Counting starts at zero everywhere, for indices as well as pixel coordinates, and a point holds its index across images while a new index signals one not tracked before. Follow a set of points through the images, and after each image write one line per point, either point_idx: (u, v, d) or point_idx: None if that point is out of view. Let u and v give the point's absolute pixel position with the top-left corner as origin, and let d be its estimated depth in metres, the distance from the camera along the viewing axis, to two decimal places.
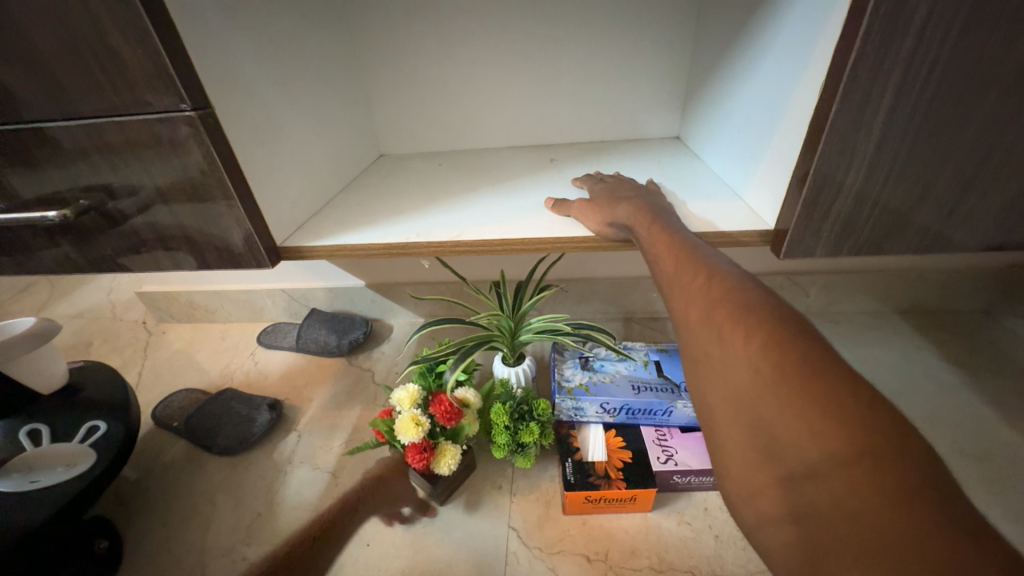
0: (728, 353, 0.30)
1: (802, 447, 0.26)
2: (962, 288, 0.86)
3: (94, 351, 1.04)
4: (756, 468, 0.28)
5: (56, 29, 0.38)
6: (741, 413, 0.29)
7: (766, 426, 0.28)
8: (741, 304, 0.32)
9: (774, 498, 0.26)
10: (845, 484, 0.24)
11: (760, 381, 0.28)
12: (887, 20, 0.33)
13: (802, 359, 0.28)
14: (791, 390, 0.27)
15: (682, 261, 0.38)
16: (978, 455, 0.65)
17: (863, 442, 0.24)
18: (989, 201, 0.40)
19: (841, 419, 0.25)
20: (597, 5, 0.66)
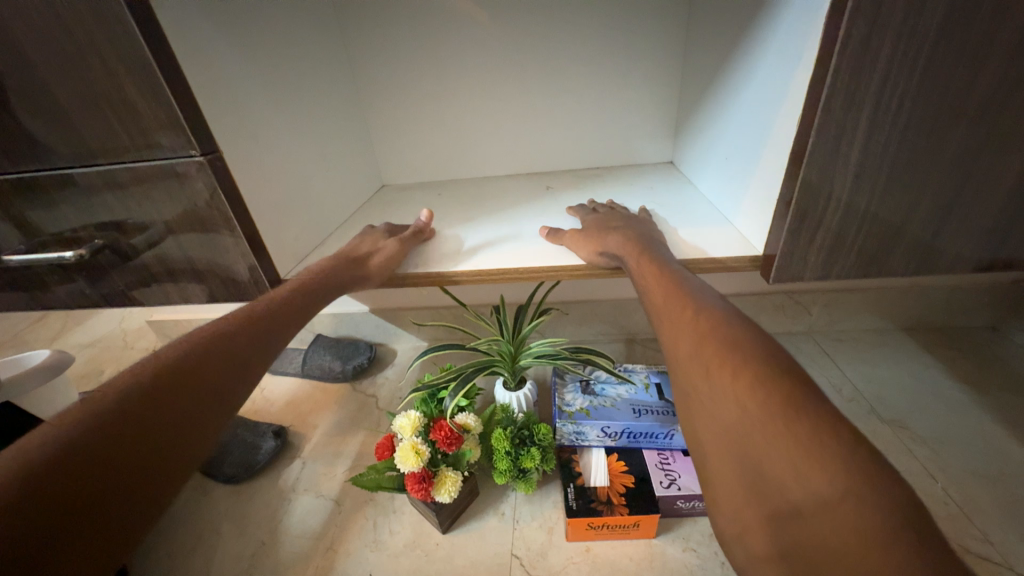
0: (717, 390, 0.32)
1: (788, 486, 0.27)
2: (966, 304, 0.86)
3: (106, 380, 1.06)
4: (744, 505, 0.28)
5: (78, 84, 0.41)
6: (730, 449, 0.30)
7: (753, 464, 0.29)
8: (727, 339, 0.34)
9: (763, 536, 0.27)
10: (829, 524, 0.25)
11: (747, 418, 0.29)
12: (854, 59, 0.34)
13: (785, 398, 0.29)
14: (776, 428, 0.28)
15: (671, 299, 0.40)
16: (989, 475, 0.64)
17: (846, 481, 0.25)
18: (970, 225, 0.41)
19: (822, 458, 0.26)
20: (587, 42, 0.70)
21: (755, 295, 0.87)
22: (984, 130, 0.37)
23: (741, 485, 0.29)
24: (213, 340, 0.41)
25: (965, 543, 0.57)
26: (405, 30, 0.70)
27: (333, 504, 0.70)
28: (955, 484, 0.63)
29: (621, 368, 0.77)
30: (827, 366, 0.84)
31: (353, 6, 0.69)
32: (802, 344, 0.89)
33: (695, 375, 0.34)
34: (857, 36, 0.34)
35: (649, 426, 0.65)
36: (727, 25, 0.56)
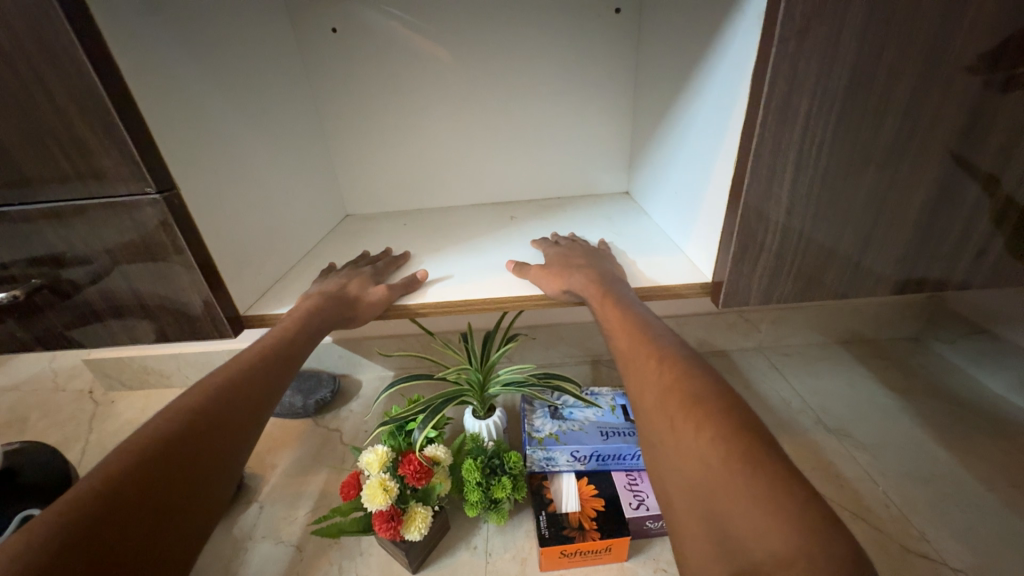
0: (681, 442, 0.34)
1: (748, 543, 0.28)
2: (892, 318, 0.94)
3: (32, 428, 0.96)
4: (714, 562, 0.29)
5: (21, 122, 0.39)
6: (699, 506, 0.32)
7: (720, 519, 0.30)
8: (690, 390, 0.37)
9: None
10: None
11: (709, 473, 0.31)
12: (777, 114, 0.39)
13: (745, 454, 0.31)
14: (738, 482, 0.30)
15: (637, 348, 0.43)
16: (921, 476, 0.70)
17: (799, 540, 0.26)
18: (885, 252, 0.46)
19: (779, 515, 0.28)
20: (546, 80, 0.74)
21: (709, 315, 0.92)
22: (890, 173, 0.42)
23: (708, 538, 0.30)
24: (206, 401, 0.41)
25: (906, 542, 0.61)
26: (369, 66, 0.72)
27: (295, 550, 0.66)
28: (894, 486, 0.69)
29: (589, 391, 0.79)
30: (777, 379, 0.90)
31: (316, 42, 0.70)
32: (753, 360, 0.95)
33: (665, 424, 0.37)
34: (779, 95, 0.38)
35: (616, 447, 0.67)
36: (671, 72, 0.61)
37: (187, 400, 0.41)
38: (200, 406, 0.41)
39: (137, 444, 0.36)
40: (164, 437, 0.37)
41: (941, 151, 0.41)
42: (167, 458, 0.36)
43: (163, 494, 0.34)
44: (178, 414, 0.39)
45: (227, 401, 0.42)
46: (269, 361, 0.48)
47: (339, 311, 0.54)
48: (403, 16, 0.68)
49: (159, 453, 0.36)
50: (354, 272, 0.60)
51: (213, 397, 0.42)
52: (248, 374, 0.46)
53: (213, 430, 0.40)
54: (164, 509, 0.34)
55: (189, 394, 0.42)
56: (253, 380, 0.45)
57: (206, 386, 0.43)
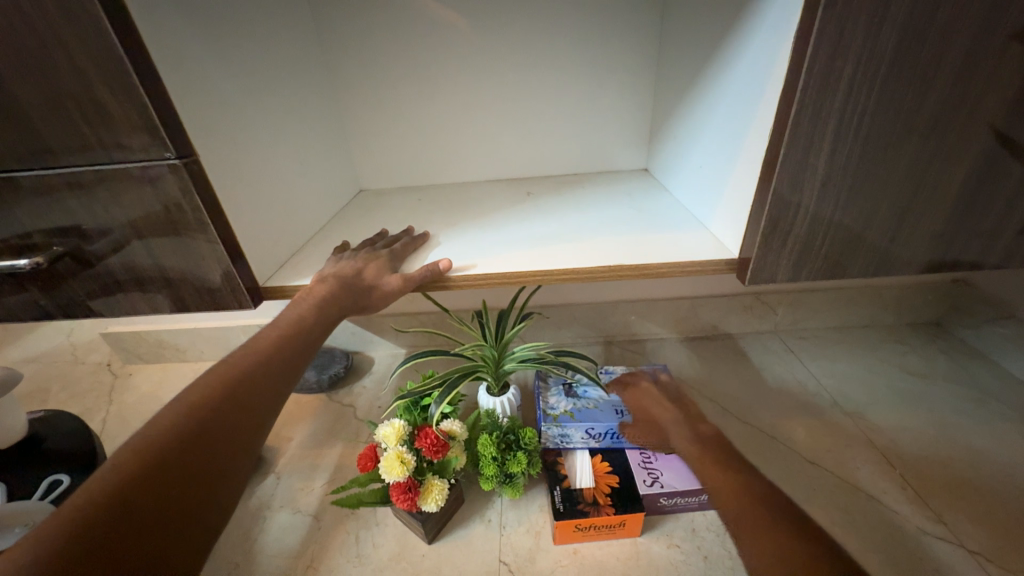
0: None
1: None
2: (914, 302, 0.93)
3: (53, 399, 0.99)
4: None
5: (38, 82, 0.38)
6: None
7: None
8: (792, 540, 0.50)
9: None
10: None
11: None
12: (820, 79, 0.37)
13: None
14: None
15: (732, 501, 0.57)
16: (939, 461, 0.69)
17: None
18: (922, 229, 0.45)
19: None
20: (566, 49, 0.71)
21: (726, 297, 0.91)
22: (933, 143, 0.40)
23: None
24: (211, 397, 0.40)
25: (922, 525, 0.61)
26: (385, 36, 0.70)
27: (313, 520, 0.68)
28: (911, 470, 0.68)
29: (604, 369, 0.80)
30: (792, 362, 0.89)
31: (330, 8, 0.67)
32: (768, 343, 0.94)
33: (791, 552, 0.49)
34: (823, 56, 0.36)
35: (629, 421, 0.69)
36: (700, 40, 0.58)
37: (192, 395, 0.40)
38: (206, 403, 0.40)
39: (141, 443, 0.35)
40: (169, 437, 0.36)
41: (990, 122, 0.39)
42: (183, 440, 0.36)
43: (173, 498, 0.34)
44: (184, 412, 0.38)
45: (233, 398, 0.41)
46: (274, 356, 0.46)
47: (352, 291, 0.53)
48: None
49: (170, 452, 0.35)
50: (371, 253, 0.58)
51: (219, 394, 0.41)
52: (253, 370, 0.44)
53: (221, 429, 0.39)
54: (172, 515, 0.34)
55: (198, 385, 0.41)
56: (258, 377, 0.44)
57: (211, 380, 0.42)
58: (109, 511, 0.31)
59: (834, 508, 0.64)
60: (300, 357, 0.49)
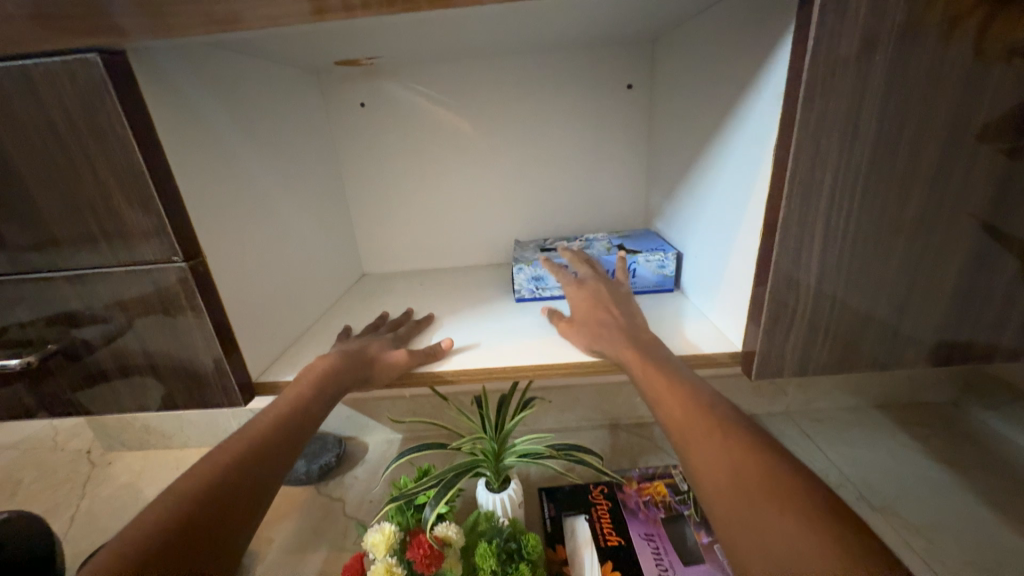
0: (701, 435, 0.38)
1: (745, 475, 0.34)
2: (926, 381, 0.90)
3: (23, 491, 0.92)
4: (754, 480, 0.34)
5: (62, 193, 0.40)
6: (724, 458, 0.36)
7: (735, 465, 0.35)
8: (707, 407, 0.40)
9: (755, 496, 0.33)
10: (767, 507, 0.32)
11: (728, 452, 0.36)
12: (802, 186, 0.39)
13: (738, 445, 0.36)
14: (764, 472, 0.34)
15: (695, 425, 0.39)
16: (989, 567, 0.62)
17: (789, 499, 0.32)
18: (924, 321, 0.44)
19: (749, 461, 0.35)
20: (561, 144, 0.77)
21: (734, 378, 0.89)
22: (920, 242, 0.41)
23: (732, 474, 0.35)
24: (202, 486, 0.38)
25: None
26: (394, 136, 0.76)
27: None
28: None
29: (584, 241, 0.74)
30: (810, 450, 0.84)
31: (346, 114, 0.74)
32: (783, 427, 0.89)
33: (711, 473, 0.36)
34: (802, 169, 0.39)
35: None
36: (686, 140, 0.63)
37: (181, 486, 0.38)
38: (195, 493, 0.37)
39: (127, 544, 0.33)
40: (156, 533, 0.34)
41: (972, 223, 0.41)
42: (172, 532, 0.34)
43: None
44: (173, 509, 0.36)
45: (227, 484, 0.39)
46: (248, 473, 0.40)
47: (347, 381, 0.51)
48: (428, 92, 0.73)
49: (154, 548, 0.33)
50: (374, 335, 0.58)
51: (195, 510, 0.36)
52: (233, 476, 0.39)
53: (210, 519, 0.36)
54: None
55: (193, 471, 0.39)
56: (240, 485, 0.39)
57: (185, 491, 0.37)
58: None
59: None
60: (300, 438, 0.46)
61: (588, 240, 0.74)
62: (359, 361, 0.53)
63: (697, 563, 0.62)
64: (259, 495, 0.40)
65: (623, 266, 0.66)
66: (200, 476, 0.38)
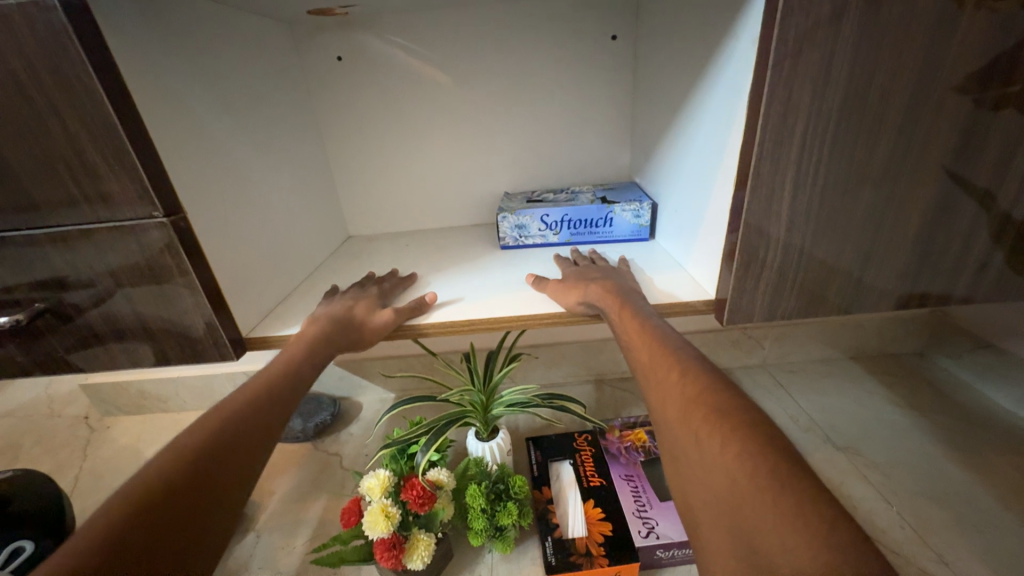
0: (663, 375, 0.41)
1: (689, 406, 0.37)
2: (894, 333, 0.94)
3: (25, 455, 0.94)
4: (695, 410, 0.37)
5: (31, 147, 0.39)
6: (677, 394, 0.39)
7: (684, 398, 0.38)
8: (673, 350, 0.43)
9: (695, 422, 0.36)
10: (700, 431, 0.35)
11: (681, 387, 0.39)
12: (775, 134, 0.40)
13: (693, 382, 0.39)
14: (705, 402, 0.37)
15: (673, 389, 0.40)
16: (936, 496, 0.68)
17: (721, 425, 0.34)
18: (887, 268, 0.47)
19: (697, 394, 0.38)
20: (545, 99, 0.75)
21: (713, 332, 0.92)
22: (886, 189, 0.43)
23: (680, 406, 0.38)
24: (202, 439, 0.39)
25: (923, 565, 0.59)
26: (373, 92, 0.74)
27: None
28: (908, 507, 0.67)
29: (568, 193, 0.76)
30: (783, 398, 0.89)
31: (322, 69, 0.72)
32: (758, 378, 0.94)
33: (665, 406, 0.40)
34: (775, 115, 0.39)
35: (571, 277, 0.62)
36: (668, 93, 0.62)
37: (182, 439, 0.39)
38: (196, 445, 0.39)
39: (136, 487, 0.35)
40: (161, 479, 0.35)
41: (936, 170, 0.42)
42: (178, 476, 0.36)
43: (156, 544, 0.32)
44: (175, 458, 0.37)
45: (226, 437, 0.41)
46: (241, 436, 0.41)
47: (322, 353, 0.52)
48: (407, 44, 0.71)
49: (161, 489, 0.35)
50: (360, 292, 0.59)
51: (196, 459, 0.38)
52: (232, 430, 0.41)
53: (212, 466, 0.38)
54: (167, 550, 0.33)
55: (193, 427, 0.41)
56: (238, 436, 0.41)
57: (184, 444, 0.39)
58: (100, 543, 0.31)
59: None
60: (292, 396, 0.48)
61: (571, 191, 0.76)
62: (348, 319, 0.54)
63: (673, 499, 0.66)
64: (259, 447, 0.42)
65: (602, 216, 0.69)
66: (200, 431, 0.40)
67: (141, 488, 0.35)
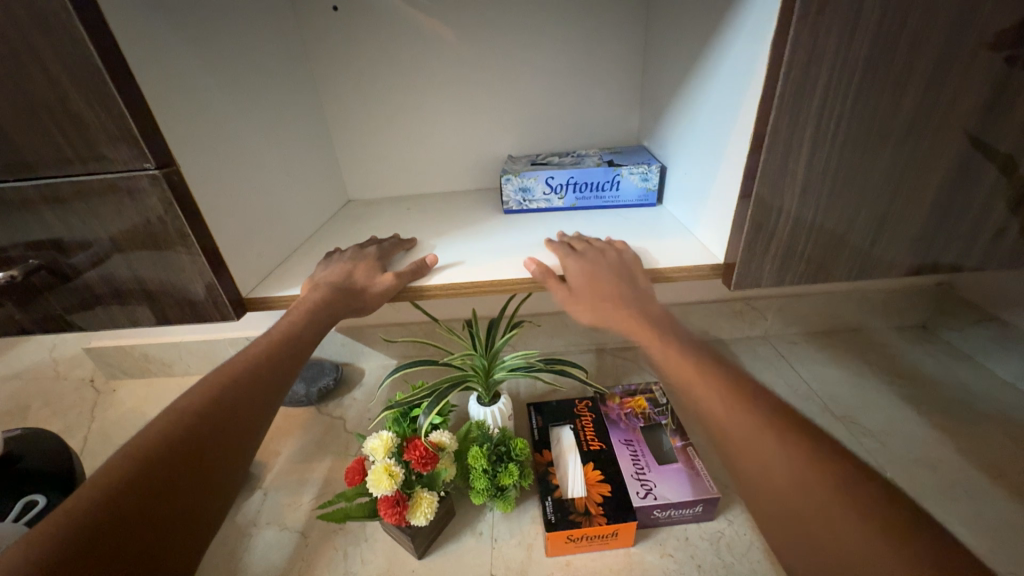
0: (726, 404, 0.42)
1: (767, 440, 0.39)
2: (900, 305, 0.93)
3: (34, 416, 0.96)
4: (775, 445, 0.38)
5: (11, 93, 0.38)
6: (748, 425, 0.40)
7: (758, 431, 0.39)
8: (728, 380, 0.45)
9: (778, 458, 0.37)
10: (784, 468, 0.37)
11: (750, 419, 0.40)
12: (796, 85, 0.38)
13: (762, 415, 0.41)
14: (784, 437, 0.38)
15: (740, 419, 0.41)
16: (931, 463, 0.69)
17: (808, 464, 0.36)
18: (902, 233, 0.45)
19: (772, 429, 0.39)
20: (552, 56, 0.72)
21: (717, 303, 0.91)
22: (909, 148, 0.41)
23: (756, 438, 0.39)
24: (202, 402, 0.40)
25: None
26: (371, 46, 0.70)
27: (300, 536, 0.66)
28: (903, 473, 0.68)
29: (574, 156, 0.73)
30: (783, 368, 0.89)
31: (316, 19, 0.68)
32: (760, 348, 0.94)
33: (737, 437, 0.40)
34: (797, 65, 0.37)
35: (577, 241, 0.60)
36: (682, 48, 0.59)
37: (183, 401, 0.40)
38: (196, 407, 0.39)
39: (137, 446, 0.35)
40: (162, 439, 0.36)
41: (962, 127, 0.40)
42: (177, 438, 0.37)
43: (157, 503, 0.33)
44: (176, 419, 0.38)
45: (226, 401, 0.41)
46: (241, 401, 0.42)
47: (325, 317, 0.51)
48: None
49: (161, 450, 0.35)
50: (359, 253, 0.58)
51: (195, 422, 0.38)
52: (232, 394, 0.42)
53: (212, 430, 0.39)
54: (169, 509, 0.34)
55: (194, 390, 0.41)
56: (238, 401, 0.42)
57: (184, 405, 0.39)
58: (103, 498, 0.31)
59: None
60: (292, 363, 0.48)
61: (577, 155, 0.74)
62: (348, 281, 0.54)
63: (670, 463, 0.67)
64: (259, 412, 0.43)
65: (608, 180, 0.67)
66: (200, 394, 0.41)
67: (142, 448, 0.35)
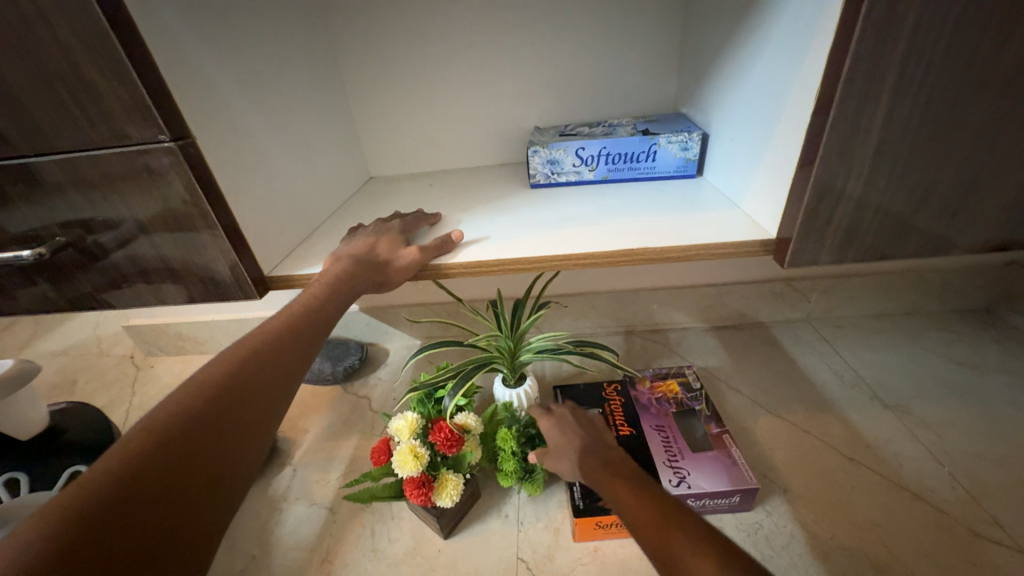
0: (615, 485, 0.45)
1: (640, 504, 0.40)
2: (961, 287, 0.86)
3: (81, 390, 1.00)
4: (645, 507, 0.40)
5: (26, 61, 0.36)
6: (629, 494, 0.42)
7: (633, 498, 0.42)
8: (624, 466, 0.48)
9: (644, 515, 0.39)
10: (649, 522, 0.38)
11: (628, 492, 0.43)
12: (879, 26, 0.32)
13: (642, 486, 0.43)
14: (652, 501, 0.40)
15: (622, 491, 0.43)
16: (994, 458, 0.63)
17: (667, 518, 0.37)
18: (990, 202, 0.40)
19: (645, 496, 0.41)
20: (583, 16, 0.66)
21: (755, 284, 0.86)
22: (1008, 100, 0.35)
23: (632, 502, 0.41)
24: (225, 374, 0.39)
25: (976, 527, 0.56)
26: (391, 11, 0.67)
27: (328, 512, 0.66)
28: (961, 467, 0.63)
29: (605, 125, 0.69)
30: (827, 353, 0.83)
31: None
32: (801, 332, 0.88)
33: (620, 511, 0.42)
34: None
35: (610, 216, 0.57)
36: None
37: (207, 372, 0.39)
38: (220, 379, 0.39)
39: (163, 414, 0.35)
40: (186, 408, 0.36)
41: None
42: (201, 408, 0.36)
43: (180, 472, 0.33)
44: (199, 390, 0.37)
45: (247, 375, 0.40)
46: (262, 375, 0.41)
47: (348, 294, 0.50)
48: None
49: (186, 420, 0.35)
50: (382, 228, 0.56)
51: (218, 393, 0.38)
52: (254, 368, 0.41)
53: (234, 403, 0.38)
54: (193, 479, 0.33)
55: (217, 361, 0.40)
56: (259, 375, 0.41)
57: (208, 376, 0.39)
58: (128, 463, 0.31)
59: (877, 510, 0.59)
60: (313, 340, 0.47)
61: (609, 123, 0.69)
62: (371, 257, 0.52)
63: (705, 450, 0.64)
64: (280, 388, 0.42)
65: (644, 150, 0.62)
66: (223, 366, 0.40)
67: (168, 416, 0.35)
